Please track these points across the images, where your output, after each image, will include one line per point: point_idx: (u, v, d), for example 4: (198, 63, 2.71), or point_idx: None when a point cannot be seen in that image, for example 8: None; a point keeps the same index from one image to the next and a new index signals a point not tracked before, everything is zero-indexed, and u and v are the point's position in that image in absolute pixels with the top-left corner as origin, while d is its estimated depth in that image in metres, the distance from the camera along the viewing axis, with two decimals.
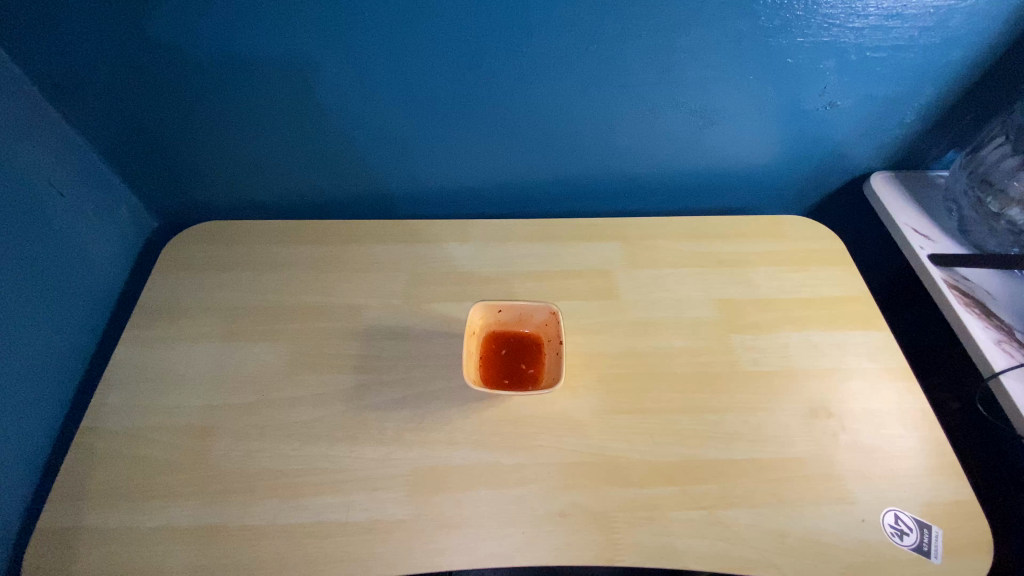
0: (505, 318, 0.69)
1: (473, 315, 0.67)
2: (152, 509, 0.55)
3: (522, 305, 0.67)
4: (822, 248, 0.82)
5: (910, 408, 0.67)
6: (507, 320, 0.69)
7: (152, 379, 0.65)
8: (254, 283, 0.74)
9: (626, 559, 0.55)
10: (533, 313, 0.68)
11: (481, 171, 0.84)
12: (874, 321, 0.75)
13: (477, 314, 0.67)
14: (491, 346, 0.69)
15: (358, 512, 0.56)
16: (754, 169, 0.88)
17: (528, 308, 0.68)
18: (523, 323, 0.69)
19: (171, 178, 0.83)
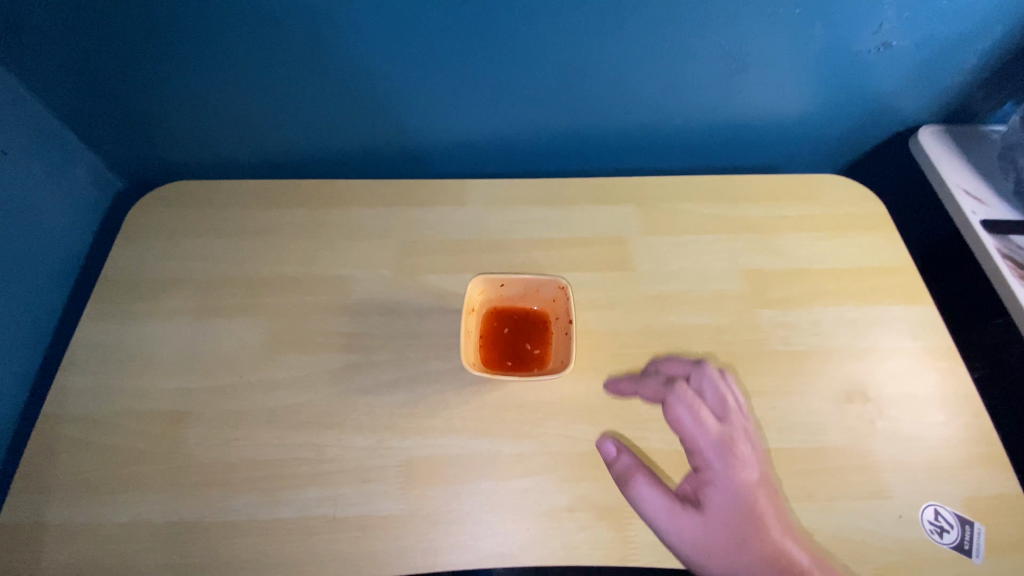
0: (508, 294, 0.63)
1: (472, 291, 0.60)
2: (122, 504, 0.51)
3: (526, 281, 0.61)
4: (862, 211, 0.73)
5: (954, 392, 0.61)
6: (511, 296, 0.62)
7: (119, 359, 0.59)
8: (228, 252, 0.67)
9: (639, 558, 0.50)
10: (539, 289, 0.61)
11: (480, 123, 0.75)
12: (918, 295, 0.67)
13: (477, 290, 0.61)
14: (493, 323, 0.63)
15: (346, 507, 0.51)
16: (788, 121, 0.78)
17: (534, 284, 0.61)
18: (528, 298, 0.63)
19: (132, 133, 0.74)
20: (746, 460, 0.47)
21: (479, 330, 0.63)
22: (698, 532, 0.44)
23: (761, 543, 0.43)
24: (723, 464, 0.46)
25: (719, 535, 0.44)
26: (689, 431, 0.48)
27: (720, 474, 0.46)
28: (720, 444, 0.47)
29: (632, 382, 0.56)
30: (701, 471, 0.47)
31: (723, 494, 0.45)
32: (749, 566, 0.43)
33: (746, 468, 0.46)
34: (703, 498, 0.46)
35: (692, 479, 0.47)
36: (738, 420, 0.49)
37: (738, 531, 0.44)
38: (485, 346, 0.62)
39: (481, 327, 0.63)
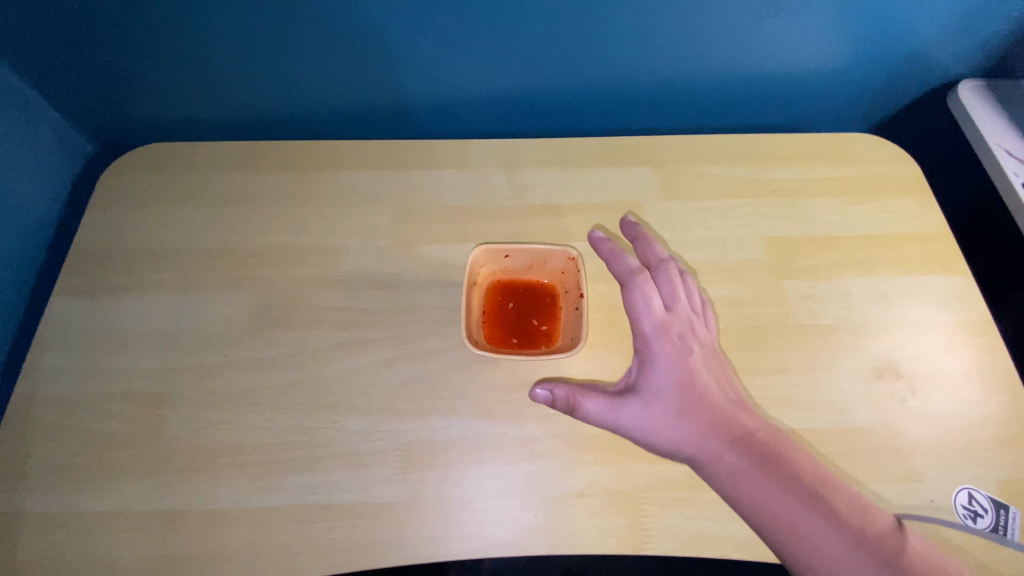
0: (514, 266, 0.59)
1: (476, 260, 0.57)
2: (102, 491, 0.48)
3: (534, 250, 0.58)
4: (895, 173, 0.68)
5: (993, 368, 0.57)
6: (517, 269, 0.59)
7: (94, 337, 0.55)
8: (209, 221, 0.62)
9: (653, 546, 0.47)
10: (548, 260, 0.58)
11: (479, 78, 0.68)
12: (955, 264, 0.62)
13: (481, 260, 0.57)
14: (498, 299, 0.60)
15: (341, 494, 0.48)
16: (819, 74, 0.71)
17: (542, 253, 0.58)
18: (535, 270, 0.60)
19: (99, 90, 0.68)
20: (688, 340, 0.50)
21: (483, 305, 0.59)
22: (644, 412, 0.47)
23: (700, 411, 0.48)
24: (664, 345, 0.49)
25: (663, 411, 0.47)
26: (637, 317, 0.51)
27: (662, 355, 0.49)
28: (662, 327, 0.50)
29: (610, 250, 0.53)
30: (645, 353, 0.50)
31: (664, 373, 0.49)
32: (689, 432, 0.47)
33: (686, 347, 0.50)
34: (646, 379, 0.49)
35: (637, 362, 0.51)
36: (681, 304, 0.52)
37: (679, 402, 0.48)
38: (489, 323, 0.58)
39: (484, 302, 0.60)
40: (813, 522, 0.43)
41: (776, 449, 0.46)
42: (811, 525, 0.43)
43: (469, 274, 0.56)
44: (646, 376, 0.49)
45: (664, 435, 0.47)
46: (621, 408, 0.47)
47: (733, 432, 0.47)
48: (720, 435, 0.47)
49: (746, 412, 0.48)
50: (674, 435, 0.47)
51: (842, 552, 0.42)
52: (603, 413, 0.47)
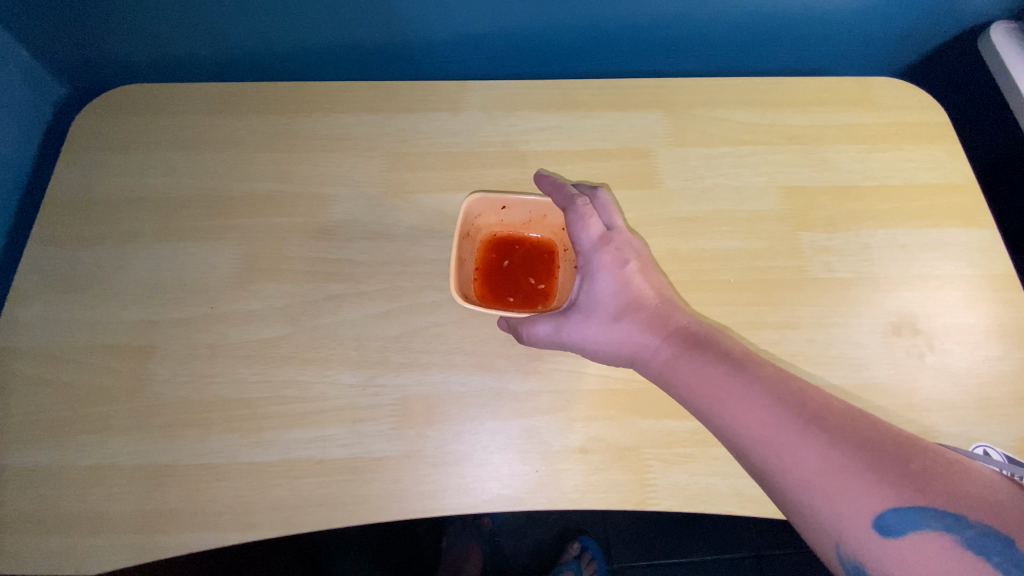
0: (510, 220, 0.56)
1: (469, 213, 0.53)
2: (87, 446, 0.46)
3: (533, 204, 0.54)
4: (921, 120, 0.63)
5: (1015, 323, 0.54)
6: (513, 222, 0.56)
7: (73, 288, 0.52)
8: (190, 166, 0.58)
9: (658, 501, 0.46)
10: (547, 214, 0.55)
11: (475, 13, 0.63)
12: (981, 216, 0.59)
13: (474, 212, 0.54)
14: (491, 253, 0.57)
15: (336, 449, 0.46)
16: (843, 12, 0.65)
17: (541, 208, 0.54)
18: (532, 224, 0.57)
19: (66, 25, 0.62)
20: (625, 251, 0.48)
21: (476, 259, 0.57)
22: (584, 322, 0.46)
23: (637, 313, 0.46)
24: (602, 254, 0.47)
25: (599, 320, 0.46)
26: (575, 236, 0.49)
27: (600, 264, 0.47)
28: (599, 241, 0.48)
29: (553, 185, 0.51)
30: (584, 268, 0.48)
31: (602, 282, 0.47)
32: (625, 334, 0.46)
33: (624, 253, 0.48)
34: (585, 293, 0.48)
35: (580, 279, 0.49)
36: (622, 220, 0.49)
37: (617, 308, 0.46)
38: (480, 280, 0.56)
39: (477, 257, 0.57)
40: (745, 395, 0.38)
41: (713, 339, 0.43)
42: (752, 402, 0.38)
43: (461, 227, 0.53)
44: (585, 288, 0.48)
45: (602, 342, 0.46)
46: (564, 323, 0.46)
47: (666, 327, 0.45)
48: (652, 329, 0.45)
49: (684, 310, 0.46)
50: (612, 339, 0.46)
51: (790, 423, 0.35)
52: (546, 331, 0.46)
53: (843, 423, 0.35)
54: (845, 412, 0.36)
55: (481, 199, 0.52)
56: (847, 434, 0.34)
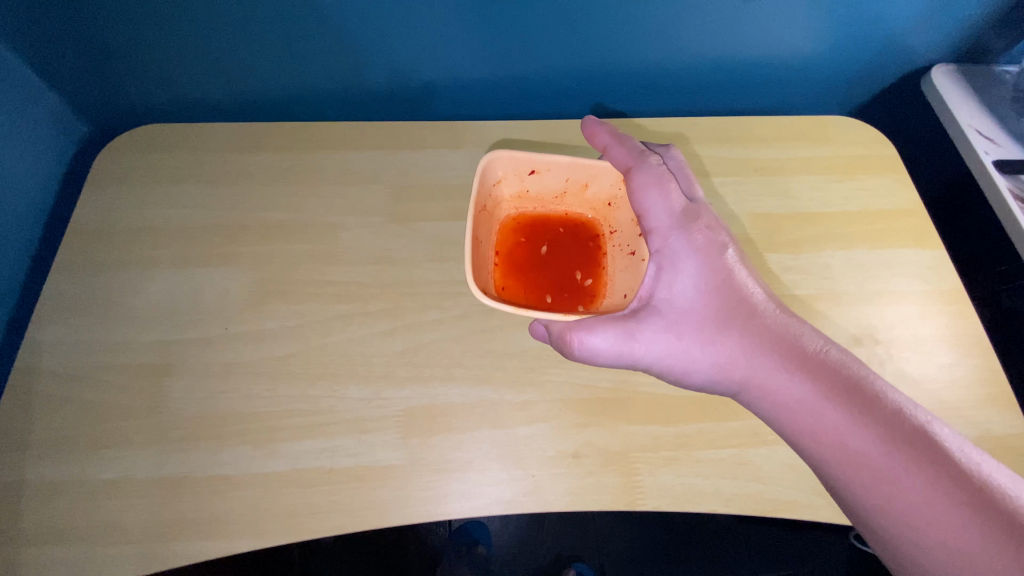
0: (532, 193, 0.64)
1: (502, 171, 0.61)
2: (106, 460, 0.48)
3: (573, 171, 0.62)
4: (872, 153, 0.70)
5: (964, 333, 0.60)
6: (534, 195, 0.64)
7: (95, 311, 0.55)
8: (208, 198, 0.62)
9: (646, 502, 0.49)
10: (587, 185, 0.63)
11: (469, 60, 0.70)
12: (930, 237, 0.65)
13: (507, 173, 0.61)
14: (512, 224, 0.65)
15: (344, 458, 0.49)
16: (797, 59, 0.73)
17: (583, 176, 0.62)
18: (568, 197, 0.65)
19: (95, 71, 0.68)
20: (715, 233, 0.51)
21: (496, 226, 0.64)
22: (659, 329, 0.48)
23: (720, 309, 0.49)
24: (684, 245, 0.51)
25: (688, 325, 0.48)
26: (653, 206, 0.53)
27: (681, 253, 0.50)
28: (681, 222, 0.52)
29: (612, 138, 0.58)
30: (663, 261, 0.51)
31: (684, 276, 0.50)
32: (719, 339, 0.48)
33: (708, 243, 0.50)
34: (670, 284, 0.50)
35: (659, 262, 0.51)
36: (701, 191, 0.55)
37: (702, 313, 0.48)
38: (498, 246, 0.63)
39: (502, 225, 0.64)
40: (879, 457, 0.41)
41: (801, 341, 0.47)
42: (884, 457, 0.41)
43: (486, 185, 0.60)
44: (663, 284, 0.50)
45: (691, 345, 0.48)
46: (634, 332, 0.47)
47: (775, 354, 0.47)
48: (755, 349, 0.47)
49: (771, 307, 0.49)
50: (696, 345, 0.48)
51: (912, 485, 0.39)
52: (615, 340, 0.46)
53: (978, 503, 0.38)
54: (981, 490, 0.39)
55: (519, 157, 0.60)
56: (930, 454, 0.40)
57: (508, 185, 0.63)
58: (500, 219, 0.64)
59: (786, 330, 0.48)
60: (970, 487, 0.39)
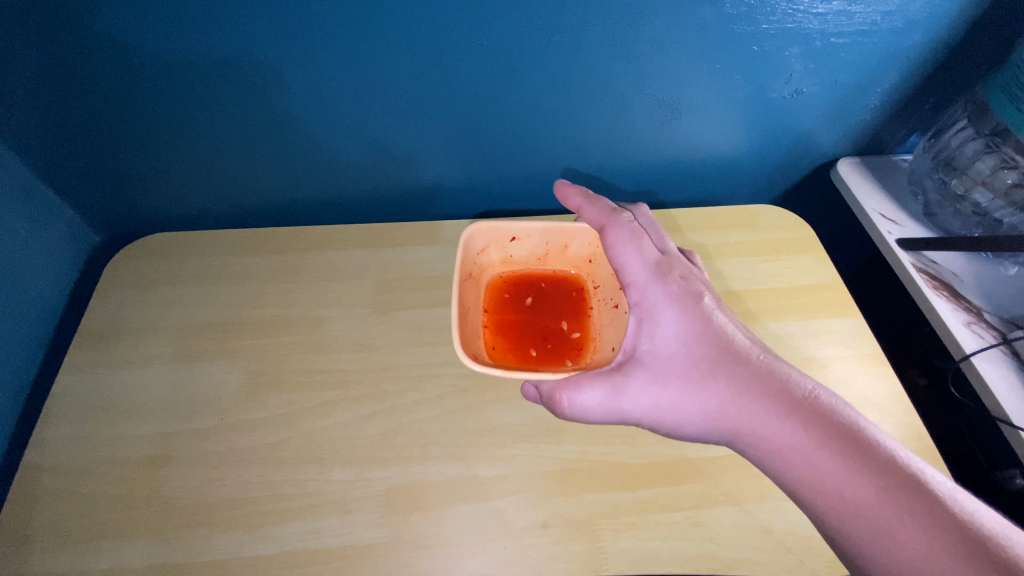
0: (519, 254, 0.75)
1: (486, 241, 0.71)
2: (104, 551, 0.52)
3: (551, 235, 0.72)
4: (794, 237, 0.81)
5: (886, 393, 0.67)
6: (522, 255, 0.75)
7: (100, 408, 0.60)
8: (210, 297, 0.70)
9: (611, 567, 0.54)
10: (567, 245, 0.74)
11: (442, 168, 0.81)
12: (849, 308, 0.75)
13: (490, 241, 0.72)
14: (502, 282, 0.75)
15: (329, 539, 0.53)
16: (723, 158, 0.86)
17: (561, 239, 0.73)
18: (551, 257, 0.75)
19: (113, 186, 0.77)
20: (689, 280, 0.57)
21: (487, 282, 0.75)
22: (642, 381, 0.53)
23: (700, 353, 0.53)
24: (661, 296, 0.56)
25: (669, 373, 0.53)
26: (630, 259, 0.60)
27: (659, 304, 0.56)
28: (658, 274, 0.58)
29: (584, 199, 0.67)
30: (643, 313, 0.57)
31: (663, 325, 0.55)
32: (698, 384, 0.52)
33: (683, 292, 0.56)
34: (651, 334, 0.56)
35: (641, 315, 0.57)
36: (673, 244, 0.64)
37: (681, 361, 0.53)
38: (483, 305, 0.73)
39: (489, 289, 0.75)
40: (847, 480, 0.44)
41: (777, 378, 0.51)
42: (852, 480, 0.44)
43: (471, 254, 0.70)
44: (645, 337, 0.56)
45: (674, 392, 0.52)
46: (619, 387, 0.53)
47: (749, 391, 0.50)
48: (732, 387, 0.51)
49: (748, 347, 0.53)
50: (680, 391, 0.52)
51: (878, 502, 0.42)
52: (604, 394, 0.53)
53: (941, 516, 0.41)
54: (940, 504, 0.41)
55: (500, 227, 0.71)
56: (891, 471, 0.43)
57: (494, 251, 0.73)
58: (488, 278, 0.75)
59: (763, 368, 0.52)
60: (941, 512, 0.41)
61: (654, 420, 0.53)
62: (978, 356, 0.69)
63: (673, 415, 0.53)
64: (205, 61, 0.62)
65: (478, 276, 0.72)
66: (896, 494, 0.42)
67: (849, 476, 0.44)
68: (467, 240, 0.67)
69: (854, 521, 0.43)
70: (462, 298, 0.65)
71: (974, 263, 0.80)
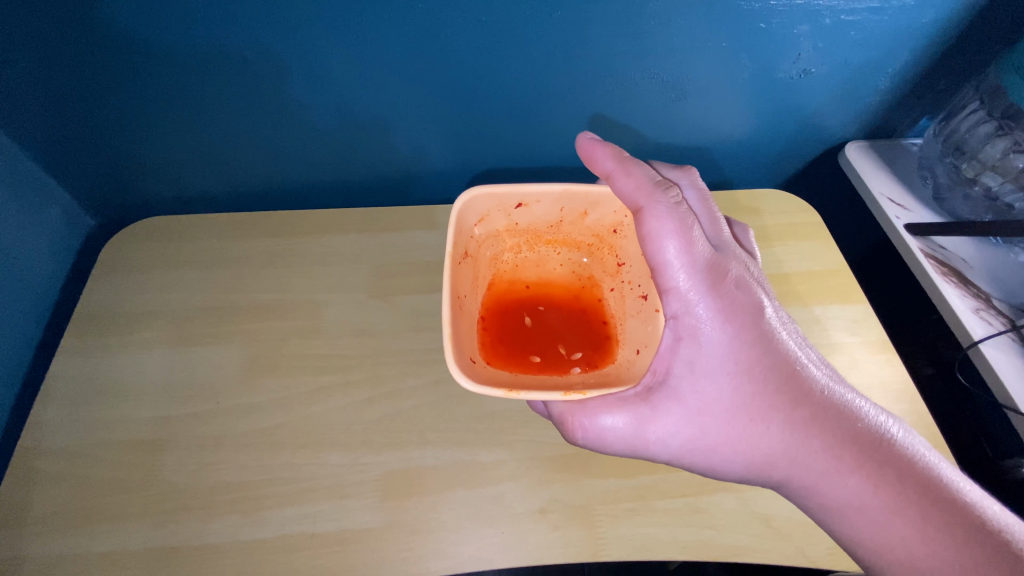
0: (533, 224, 0.69)
1: (489, 207, 0.65)
2: (101, 534, 0.52)
3: (568, 200, 0.65)
4: (800, 222, 0.80)
5: (891, 379, 0.66)
6: (536, 226, 0.69)
7: (96, 392, 0.60)
8: (206, 281, 0.69)
9: (609, 552, 0.53)
10: (586, 213, 0.67)
11: (441, 151, 0.80)
12: (855, 295, 0.73)
13: (494, 208, 0.65)
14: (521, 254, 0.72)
15: (326, 523, 0.53)
16: (728, 141, 0.84)
17: (580, 205, 0.66)
18: (565, 226, 0.69)
19: (107, 168, 0.76)
20: (741, 291, 0.53)
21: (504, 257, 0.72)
22: (670, 416, 0.51)
23: (745, 384, 0.51)
24: (705, 315, 0.52)
25: (708, 408, 0.51)
26: (669, 258, 0.53)
27: (702, 326, 0.52)
28: (705, 284, 0.52)
29: (618, 169, 0.59)
30: (681, 331, 0.53)
31: (705, 349, 0.52)
32: (740, 419, 0.50)
33: (732, 311, 0.52)
34: (691, 357, 0.52)
35: (679, 334, 0.53)
36: (725, 233, 0.59)
37: (725, 395, 0.51)
38: (491, 289, 0.71)
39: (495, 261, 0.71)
40: (886, 519, 0.47)
41: (828, 407, 0.50)
42: (888, 519, 0.47)
43: (469, 225, 0.64)
44: (682, 359, 0.52)
45: (712, 428, 0.51)
46: (644, 419, 0.51)
47: (799, 429, 0.49)
48: (780, 425, 0.50)
49: (799, 370, 0.51)
50: (718, 424, 0.51)
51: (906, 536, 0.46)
52: (629, 425, 0.50)
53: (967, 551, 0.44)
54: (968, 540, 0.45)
55: (505, 193, 0.64)
56: (927, 509, 0.46)
57: (498, 221, 0.67)
58: (502, 251, 0.71)
59: (820, 403, 0.50)
60: (973, 540, 0.45)
61: (682, 457, 0.52)
62: (986, 343, 0.68)
63: (704, 451, 0.51)
64: (198, 40, 0.60)
65: (480, 248, 0.67)
66: (932, 528, 0.46)
67: (885, 512, 0.47)
68: (464, 208, 0.62)
69: (882, 546, 0.47)
70: (457, 283, 0.58)
71: (984, 249, 0.78)
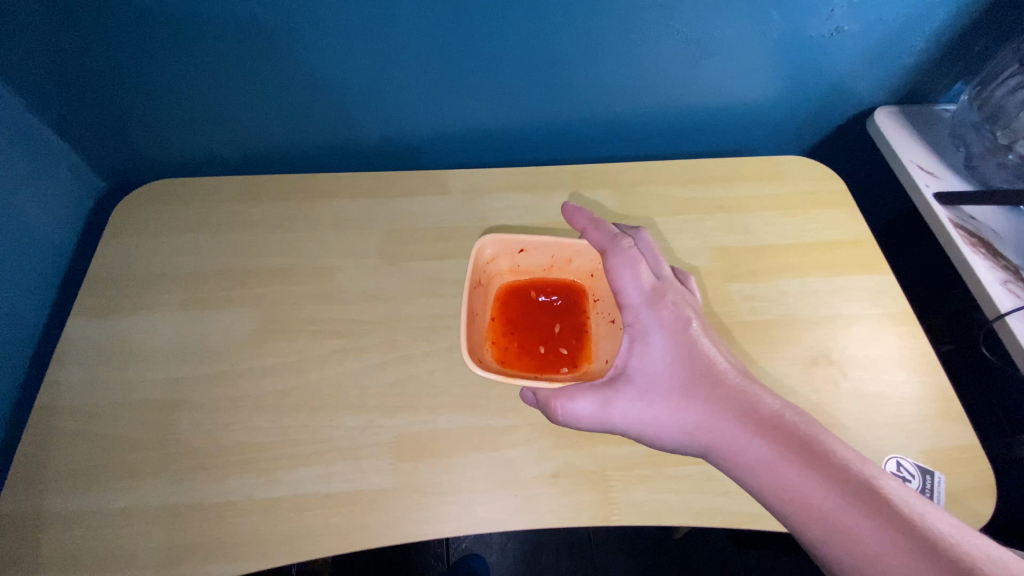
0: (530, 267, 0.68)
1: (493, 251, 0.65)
2: (119, 490, 0.52)
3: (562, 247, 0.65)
4: (822, 190, 0.77)
5: (912, 351, 0.65)
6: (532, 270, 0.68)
7: (109, 353, 0.60)
8: (215, 244, 0.68)
9: (621, 517, 0.53)
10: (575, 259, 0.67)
11: (452, 115, 0.77)
12: (877, 265, 0.71)
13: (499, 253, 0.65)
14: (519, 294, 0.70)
15: (341, 484, 0.53)
16: (751, 105, 0.81)
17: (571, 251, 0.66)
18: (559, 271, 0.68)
19: (114, 130, 0.74)
20: (681, 306, 0.54)
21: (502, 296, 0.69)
22: (631, 396, 0.51)
23: (693, 382, 0.51)
24: (652, 321, 0.54)
25: (660, 395, 0.51)
26: (623, 284, 0.56)
27: (651, 330, 0.54)
28: (651, 298, 0.54)
29: (589, 221, 0.61)
30: (634, 336, 0.54)
31: (654, 351, 0.53)
32: (689, 411, 0.50)
33: (676, 319, 0.53)
34: (642, 360, 0.53)
35: (632, 338, 0.55)
36: (668, 268, 0.57)
37: (675, 386, 0.51)
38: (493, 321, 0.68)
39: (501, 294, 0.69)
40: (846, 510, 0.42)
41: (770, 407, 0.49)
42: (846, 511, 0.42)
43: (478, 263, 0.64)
44: (636, 360, 0.53)
45: (663, 418, 0.50)
46: (611, 399, 0.50)
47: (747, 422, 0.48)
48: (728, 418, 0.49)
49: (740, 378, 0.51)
50: (668, 417, 0.50)
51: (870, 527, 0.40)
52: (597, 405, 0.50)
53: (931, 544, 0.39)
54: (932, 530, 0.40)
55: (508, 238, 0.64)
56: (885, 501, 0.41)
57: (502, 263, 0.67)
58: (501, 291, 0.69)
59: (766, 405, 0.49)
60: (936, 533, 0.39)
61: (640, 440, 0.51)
62: (1013, 316, 0.66)
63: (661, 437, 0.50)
64: None
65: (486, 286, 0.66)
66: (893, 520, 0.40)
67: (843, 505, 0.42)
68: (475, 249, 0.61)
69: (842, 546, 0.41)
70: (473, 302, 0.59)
71: (1015, 219, 0.75)
